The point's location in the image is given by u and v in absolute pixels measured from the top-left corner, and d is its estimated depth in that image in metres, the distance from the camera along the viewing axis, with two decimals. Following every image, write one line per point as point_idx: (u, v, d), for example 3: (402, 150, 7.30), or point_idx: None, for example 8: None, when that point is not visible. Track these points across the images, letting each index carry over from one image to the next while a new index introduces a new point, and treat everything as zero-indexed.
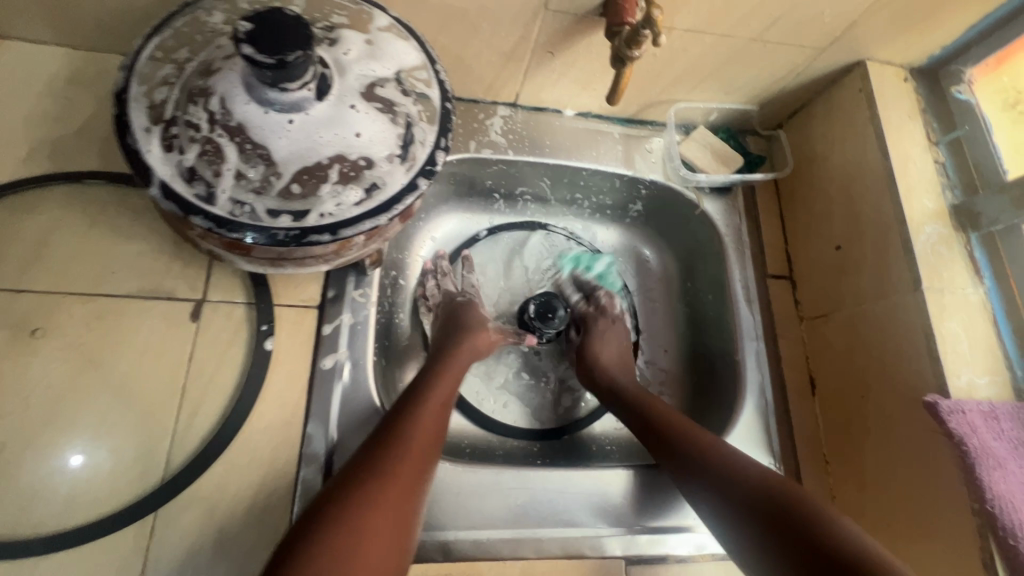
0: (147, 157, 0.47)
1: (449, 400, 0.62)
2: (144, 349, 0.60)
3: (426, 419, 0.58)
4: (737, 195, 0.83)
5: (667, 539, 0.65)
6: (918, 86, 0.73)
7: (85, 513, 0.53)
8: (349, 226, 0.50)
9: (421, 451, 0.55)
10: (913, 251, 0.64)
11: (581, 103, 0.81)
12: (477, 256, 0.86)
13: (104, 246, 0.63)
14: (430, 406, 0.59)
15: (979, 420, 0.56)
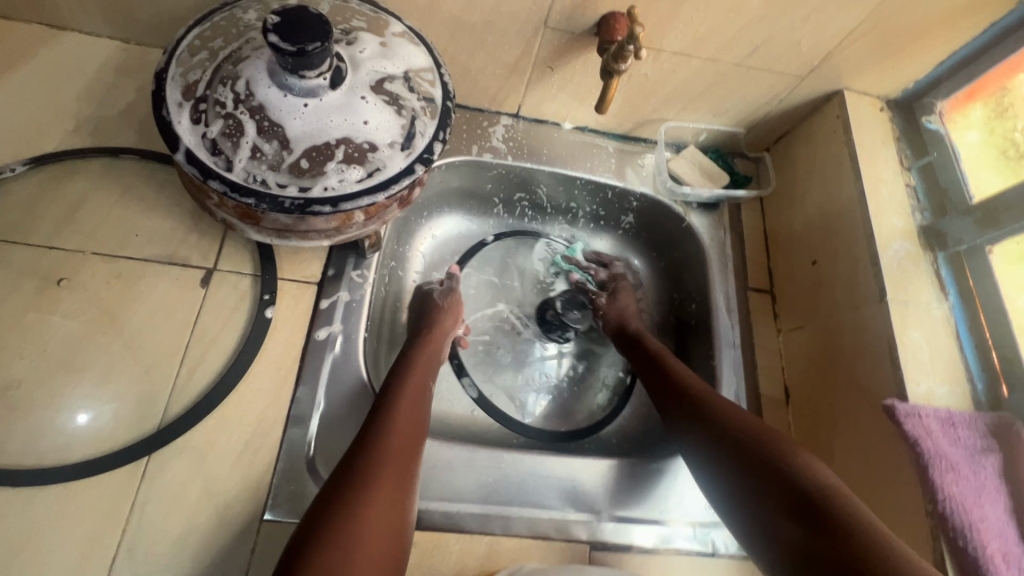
0: (177, 127, 0.53)
1: (419, 396, 0.66)
2: (156, 308, 0.65)
3: (402, 419, 0.61)
4: (723, 211, 0.88)
5: (634, 529, 0.67)
6: (894, 116, 0.78)
7: (86, 450, 0.58)
8: (348, 200, 0.56)
9: (404, 447, 0.59)
10: (880, 265, 0.67)
11: (579, 117, 0.87)
12: (480, 257, 0.91)
13: (130, 214, 0.69)
14: (402, 404, 0.63)
15: (935, 425, 0.58)
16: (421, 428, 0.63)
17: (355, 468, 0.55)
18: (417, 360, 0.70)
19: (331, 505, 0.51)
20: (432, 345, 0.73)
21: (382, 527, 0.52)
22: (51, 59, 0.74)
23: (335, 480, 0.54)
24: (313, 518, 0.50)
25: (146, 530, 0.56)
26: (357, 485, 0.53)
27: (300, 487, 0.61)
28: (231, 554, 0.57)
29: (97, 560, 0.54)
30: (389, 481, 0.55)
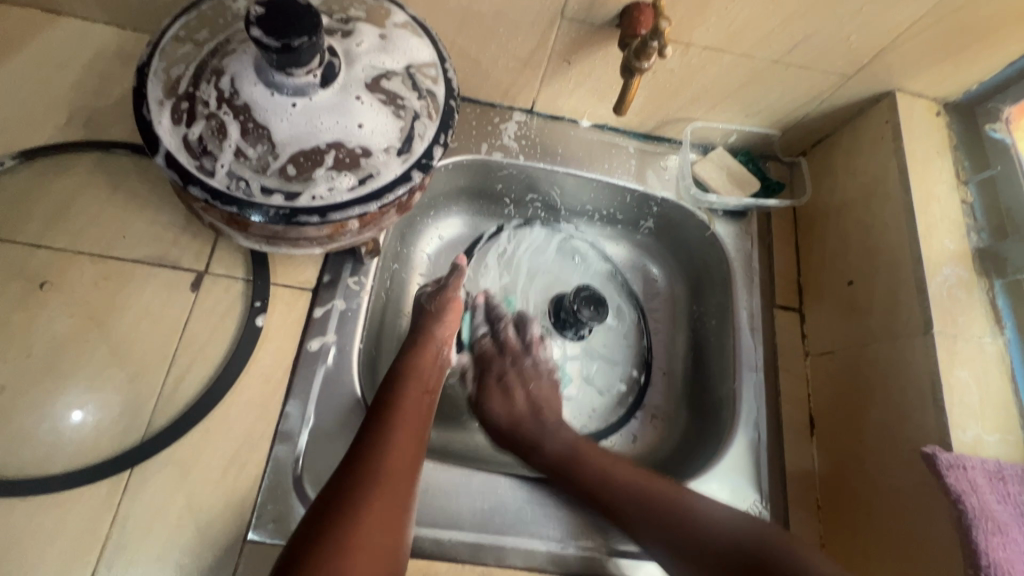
0: (156, 127, 0.50)
1: (419, 416, 0.61)
2: (143, 313, 0.63)
3: (397, 442, 0.56)
4: (752, 220, 0.81)
5: (639, 566, 0.62)
6: (951, 121, 0.70)
7: (68, 461, 0.56)
8: (338, 210, 0.51)
9: (399, 468, 0.55)
10: (927, 293, 0.60)
11: (597, 114, 0.80)
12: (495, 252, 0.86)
13: (121, 212, 0.66)
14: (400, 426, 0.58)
15: (982, 479, 0.52)
16: (418, 446, 0.58)
17: (342, 492, 0.51)
18: (413, 373, 0.65)
19: (316, 532, 0.48)
20: (429, 355, 0.68)
21: (369, 557, 0.48)
22: (46, 47, 0.71)
23: (320, 506, 0.50)
24: (296, 548, 0.47)
25: (126, 547, 0.54)
26: (344, 511, 0.49)
27: (285, 508, 0.58)
28: None
29: None
30: (380, 506, 0.51)
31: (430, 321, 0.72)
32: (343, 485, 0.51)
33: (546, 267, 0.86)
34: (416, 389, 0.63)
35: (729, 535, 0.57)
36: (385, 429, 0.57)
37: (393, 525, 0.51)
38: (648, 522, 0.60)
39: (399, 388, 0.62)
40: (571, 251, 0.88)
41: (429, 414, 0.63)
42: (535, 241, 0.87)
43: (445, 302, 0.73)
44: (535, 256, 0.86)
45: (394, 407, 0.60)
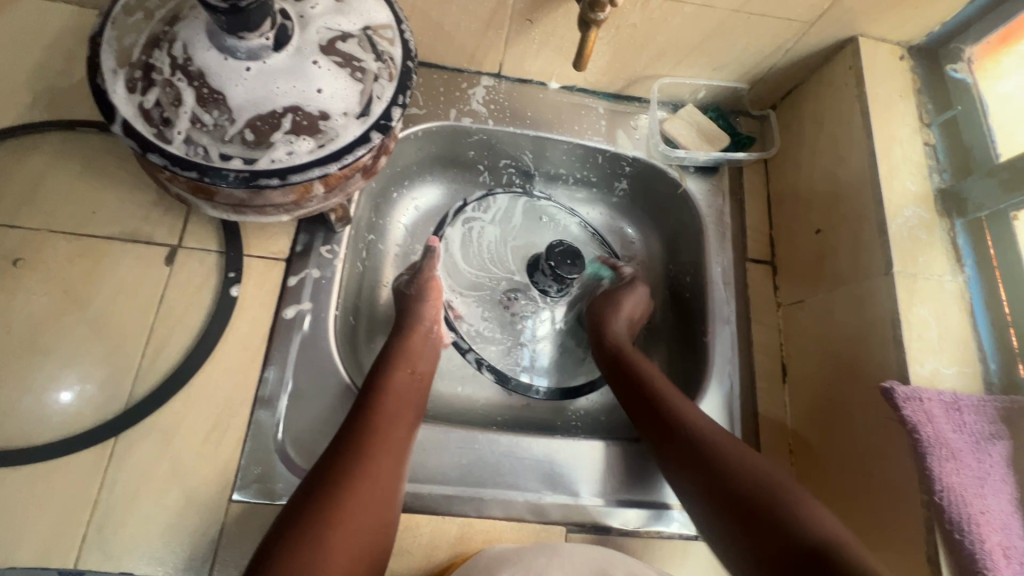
0: (111, 96, 0.50)
1: (407, 399, 0.61)
2: (119, 288, 0.64)
3: (382, 424, 0.57)
4: (723, 175, 0.81)
5: (616, 512, 0.65)
6: (915, 65, 0.70)
7: (54, 432, 0.58)
8: (298, 172, 0.52)
9: (387, 449, 0.55)
10: (888, 234, 0.61)
11: (565, 75, 0.80)
12: (462, 220, 0.85)
13: (91, 191, 0.67)
14: (385, 410, 0.58)
15: (938, 409, 0.53)
16: (409, 425, 0.59)
17: (325, 473, 0.52)
18: (400, 354, 0.65)
19: (298, 510, 0.49)
20: (419, 338, 0.68)
21: (351, 537, 0.49)
22: (5, 28, 0.71)
23: (306, 484, 0.51)
24: (278, 524, 0.48)
25: (114, 511, 0.56)
26: (328, 491, 0.50)
27: (267, 469, 0.60)
28: (197, 537, 0.57)
29: (66, 540, 0.55)
30: (364, 486, 0.52)
31: (414, 302, 0.71)
32: (329, 464, 0.52)
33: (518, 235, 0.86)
34: (407, 369, 0.64)
35: (752, 475, 0.55)
36: (373, 408, 0.58)
37: (378, 506, 0.52)
38: (707, 479, 0.57)
39: (389, 368, 0.63)
40: (538, 213, 0.88)
41: (421, 394, 0.63)
42: (502, 206, 0.87)
43: (426, 283, 0.72)
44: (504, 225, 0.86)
45: (383, 388, 0.60)
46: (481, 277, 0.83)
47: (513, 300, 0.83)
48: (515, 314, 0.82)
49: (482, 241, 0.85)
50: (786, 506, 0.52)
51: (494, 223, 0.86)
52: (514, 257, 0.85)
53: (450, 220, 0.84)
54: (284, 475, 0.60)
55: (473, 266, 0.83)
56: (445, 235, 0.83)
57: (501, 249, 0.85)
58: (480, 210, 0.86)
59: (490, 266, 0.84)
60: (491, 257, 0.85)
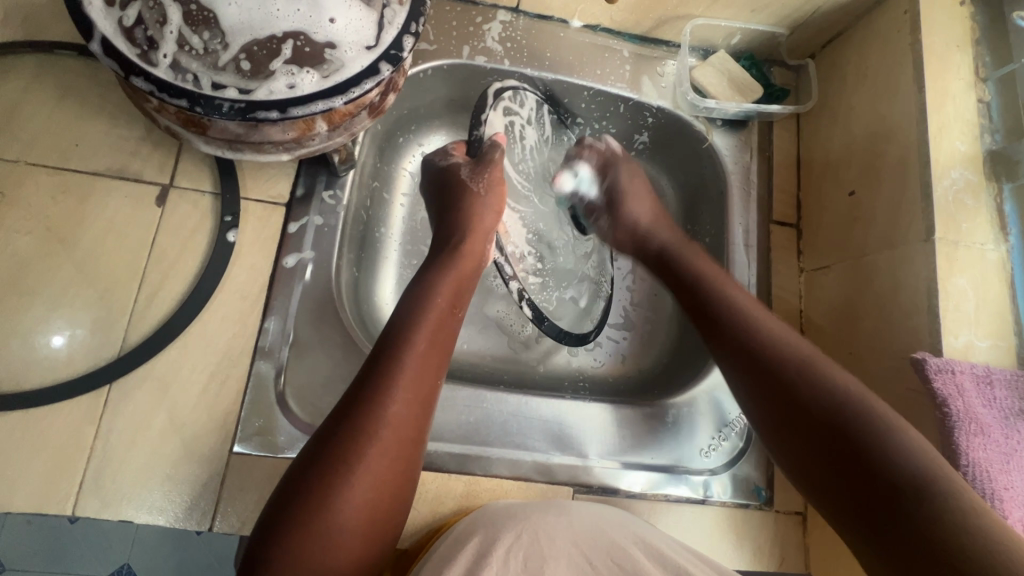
0: (88, 10, 0.44)
1: (444, 326, 0.55)
2: (107, 228, 0.60)
3: (416, 359, 0.51)
4: (753, 130, 0.76)
5: (625, 474, 0.64)
6: (976, 11, 0.64)
7: (45, 376, 0.55)
8: (300, 105, 0.47)
9: (415, 402, 0.49)
10: (932, 197, 0.57)
11: (589, 12, 0.73)
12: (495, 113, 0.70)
13: (74, 121, 0.62)
14: (421, 341, 0.52)
15: (969, 383, 0.51)
16: (439, 372, 0.52)
17: (347, 424, 0.46)
18: (444, 279, 0.58)
19: (315, 471, 0.44)
20: (464, 254, 0.62)
21: (375, 498, 0.45)
22: None
23: (323, 438, 0.46)
24: (294, 483, 0.44)
25: (110, 460, 0.54)
26: (356, 431, 0.46)
27: (269, 421, 0.58)
28: (197, 487, 0.55)
29: (61, 486, 0.53)
30: (391, 443, 0.46)
31: (473, 201, 0.66)
32: (349, 417, 0.46)
33: (553, 148, 0.79)
34: (442, 303, 0.56)
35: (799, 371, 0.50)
36: (401, 353, 0.50)
37: (405, 463, 0.47)
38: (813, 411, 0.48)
39: (421, 304, 0.55)
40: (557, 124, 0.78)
41: (455, 332, 0.56)
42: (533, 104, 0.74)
43: (490, 181, 0.67)
44: (541, 126, 0.77)
45: (414, 330, 0.52)
46: (522, 190, 0.78)
47: (546, 227, 0.79)
48: (540, 238, 0.79)
49: (519, 143, 0.76)
50: (864, 417, 0.46)
51: (532, 122, 0.75)
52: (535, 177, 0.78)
53: (490, 102, 0.68)
54: (286, 428, 0.58)
55: (517, 174, 0.77)
56: (487, 121, 0.68)
57: (540, 159, 0.78)
58: (516, 99, 0.72)
59: (530, 178, 0.78)
60: (531, 167, 0.78)
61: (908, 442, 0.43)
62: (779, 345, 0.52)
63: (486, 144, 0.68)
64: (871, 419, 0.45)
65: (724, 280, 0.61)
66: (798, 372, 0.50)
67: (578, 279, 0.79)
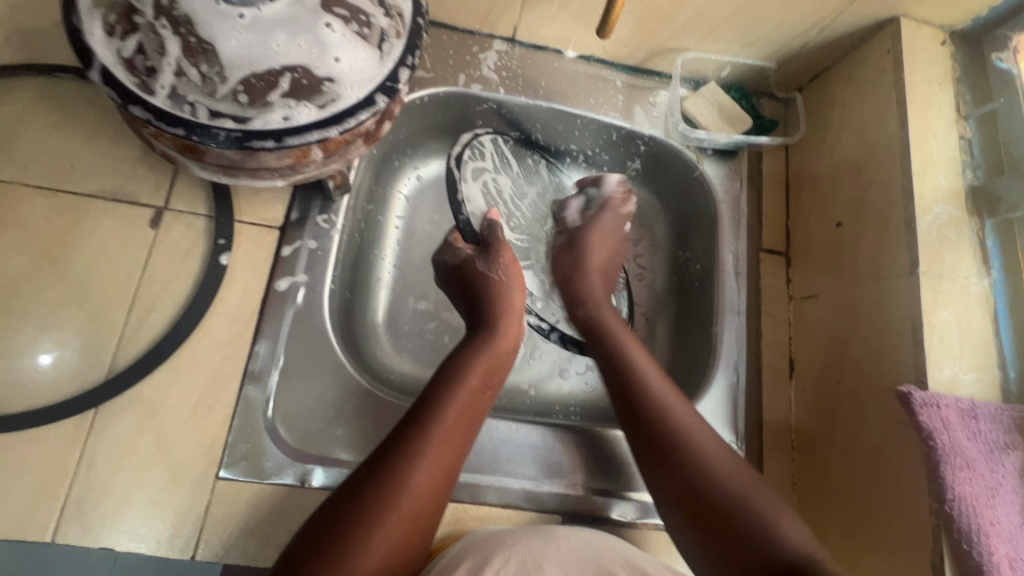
0: (88, 39, 0.45)
1: (474, 405, 0.55)
2: (100, 250, 0.60)
3: (444, 434, 0.51)
4: (742, 160, 0.78)
5: (613, 503, 0.63)
6: (956, 51, 0.66)
7: (30, 399, 0.55)
8: (296, 135, 0.47)
9: (439, 476, 0.49)
10: (915, 231, 0.58)
11: (583, 43, 0.75)
12: (468, 190, 0.74)
13: (72, 142, 0.62)
14: (451, 415, 0.52)
15: (954, 416, 0.51)
16: (464, 449, 0.53)
17: (366, 491, 0.46)
18: (479, 359, 0.59)
19: (336, 528, 0.44)
20: (494, 334, 0.62)
21: (387, 567, 0.45)
22: None
23: (348, 496, 0.46)
24: (311, 537, 0.44)
25: (94, 485, 0.54)
26: (374, 500, 0.46)
27: (256, 446, 0.58)
28: (181, 513, 0.54)
29: (43, 512, 0.52)
30: (411, 511, 0.47)
31: (498, 292, 0.66)
32: (372, 482, 0.47)
33: (528, 181, 0.81)
34: (477, 380, 0.56)
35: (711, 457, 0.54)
36: (433, 424, 0.51)
37: (422, 531, 0.48)
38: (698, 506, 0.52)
39: (457, 378, 0.56)
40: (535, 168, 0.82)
41: (484, 411, 0.57)
42: (503, 157, 0.78)
43: (507, 269, 0.67)
44: (511, 166, 0.80)
45: (445, 402, 0.53)
46: (521, 245, 0.80)
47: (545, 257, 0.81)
48: (543, 266, 0.80)
49: (499, 193, 0.78)
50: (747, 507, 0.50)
51: (501, 168, 0.78)
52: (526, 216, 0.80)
53: (460, 175, 0.73)
54: (273, 454, 0.58)
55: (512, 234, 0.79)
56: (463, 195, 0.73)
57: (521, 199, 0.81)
58: (497, 157, 0.78)
59: (521, 226, 0.80)
60: (518, 215, 0.80)
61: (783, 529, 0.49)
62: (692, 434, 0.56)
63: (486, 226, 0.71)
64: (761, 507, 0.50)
65: (623, 333, 0.66)
66: (703, 460, 0.54)
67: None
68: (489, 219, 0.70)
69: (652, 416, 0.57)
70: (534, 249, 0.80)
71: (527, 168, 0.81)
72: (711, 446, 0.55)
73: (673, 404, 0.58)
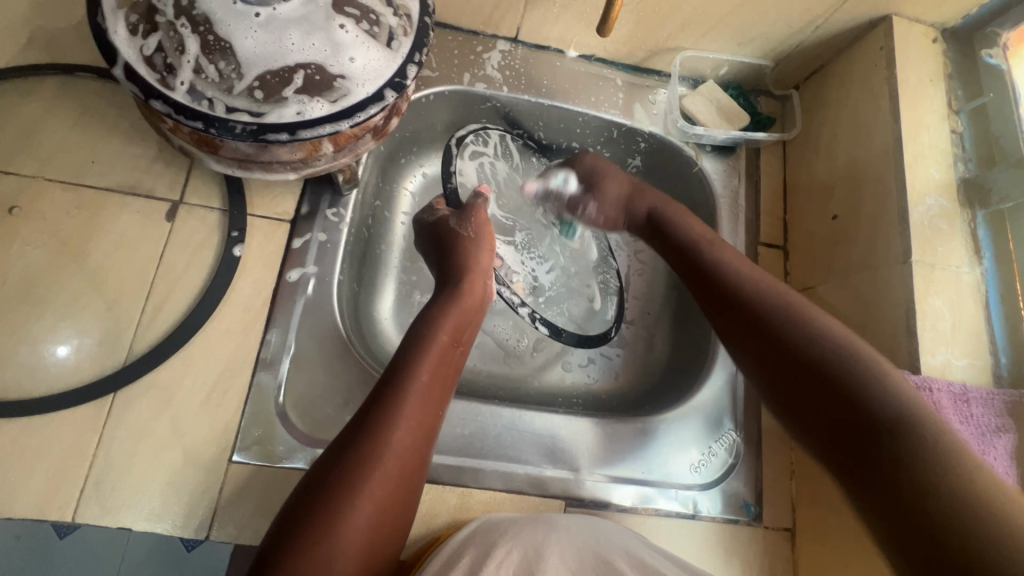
0: (112, 38, 0.47)
1: (444, 361, 0.56)
2: (118, 242, 0.62)
3: (417, 392, 0.52)
4: (740, 155, 0.79)
5: (616, 488, 0.65)
6: (947, 48, 0.68)
7: (50, 385, 0.57)
8: (309, 128, 0.49)
9: (418, 430, 0.51)
10: (908, 222, 0.60)
11: (584, 43, 0.77)
12: (466, 171, 0.79)
13: (92, 139, 0.65)
14: (422, 375, 0.53)
15: (946, 400, 0.53)
16: (440, 404, 0.54)
17: (348, 456, 0.47)
18: (448, 318, 0.60)
19: (324, 490, 0.46)
20: (466, 292, 0.63)
21: (375, 523, 0.47)
22: None
23: (331, 461, 0.48)
24: (301, 503, 0.46)
25: (112, 468, 0.56)
26: (355, 463, 0.47)
27: (267, 431, 0.59)
28: (195, 495, 0.56)
29: (63, 493, 0.54)
30: (395, 467, 0.48)
31: (467, 247, 0.67)
32: (353, 446, 0.48)
33: (525, 173, 0.84)
34: (444, 337, 0.58)
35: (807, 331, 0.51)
36: (406, 384, 0.52)
37: (408, 485, 0.49)
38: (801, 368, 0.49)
39: (425, 338, 0.57)
40: (533, 164, 0.85)
41: (456, 365, 0.58)
42: (500, 148, 0.82)
43: (477, 225, 0.70)
44: (510, 159, 0.84)
45: (416, 362, 0.54)
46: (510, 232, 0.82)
47: (544, 250, 0.83)
48: (539, 257, 0.83)
49: (495, 184, 0.82)
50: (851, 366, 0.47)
51: (500, 157, 0.83)
52: (520, 208, 0.83)
53: (456, 151, 0.77)
54: (284, 438, 0.60)
55: (499, 211, 0.82)
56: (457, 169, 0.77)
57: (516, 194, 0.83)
58: (499, 148, 0.82)
59: (511, 213, 0.83)
60: (509, 197, 0.83)
61: (880, 388, 0.45)
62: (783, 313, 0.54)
63: (473, 197, 0.74)
64: (855, 363, 0.47)
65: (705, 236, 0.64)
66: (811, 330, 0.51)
67: (579, 293, 0.83)
68: (478, 192, 0.74)
69: (746, 297, 0.56)
70: (523, 236, 0.82)
71: (526, 164, 0.85)
72: (809, 309, 0.53)
73: (761, 288, 0.57)
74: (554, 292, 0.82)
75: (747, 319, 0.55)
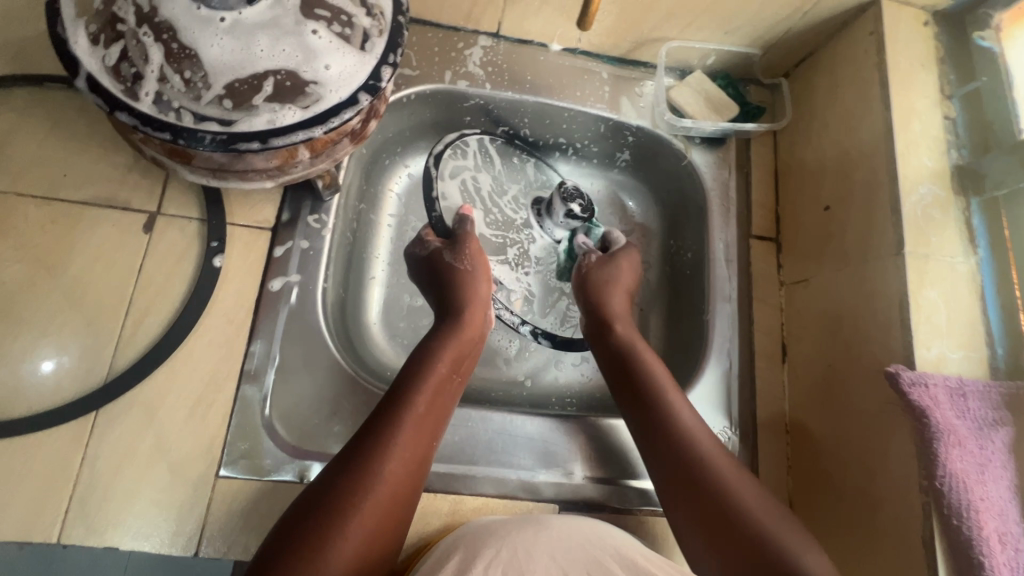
0: (73, 48, 0.46)
1: (442, 395, 0.56)
2: (95, 256, 0.61)
3: (413, 423, 0.52)
4: (730, 147, 0.78)
5: (609, 491, 0.64)
6: (939, 31, 0.66)
7: (31, 404, 0.56)
8: (281, 136, 0.48)
9: (411, 463, 0.50)
10: (900, 213, 0.59)
11: (568, 36, 0.76)
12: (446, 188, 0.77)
13: (65, 152, 0.63)
14: (419, 406, 0.53)
15: (942, 395, 0.52)
16: (436, 435, 0.54)
17: (341, 483, 0.47)
18: (447, 348, 0.60)
19: (311, 522, 0.45)
20: (464, 326, 0.63)
21: (364, 556, 0.45)
22: None
23: (324, 488, 0.47)
24: (287, 533, 0.45)
25: (97, 487, 0.55)
26: (346, 491, 0.46)
27: (254, 444, 0.59)
28: (182, 512, 0.55)
29: (47, 514, 0.53)
30: (387, 497, 0.48)
31: (465, 280, 0.66)
32: (347, 472, 0.48)
33: (511, 179, 0.82)
34: (443, 369, 0.57)
35: (698, 441, 0.57)
36: (403, 413, 0.52)
37: (398, 520, 0.48)
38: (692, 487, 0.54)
39: (425, 368, 0.57)
40: (520, 166, 0.83)
41: (453, 398, 0.58)
42: (481, 155, 0.80)
43: (473, 258, 0.68)
44: (491, 164, 0.81)
45: (413, 392, 0.54)
46: (496, 240, 0.81)
47: (531, 253, 0.82)
48: (529, 258, 0.81)
49: (479, 192, 0.80)
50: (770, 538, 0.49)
51: (483, 167, 0.80)
52: (505, 216, 0.82)
53: (437, 172, 0.75)
54: (271, 451, 0.59)
55: (487, 228, 0.80)
56: (439, 191, 0.75)
57: (506, 199, 0.82)
58: (481, 156, 0.80)
59: (500, 222, 0.81)
60: (497, 212, 0.81)
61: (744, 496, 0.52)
62: (679, 418, 0.58)
63: (457, 220, 0.72)
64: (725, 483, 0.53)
65: (620, 309, 0.69)
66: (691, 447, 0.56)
67: (570, 296, 0.81)
68: (462, 214, 0.72)
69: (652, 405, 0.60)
70: (510, 244, 0.81)
71: (511, 167, 0.82)
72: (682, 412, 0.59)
73: (666, 392, 0.61)
74: (538, 296, 0.81)
75: (680, 455, 0.56)
